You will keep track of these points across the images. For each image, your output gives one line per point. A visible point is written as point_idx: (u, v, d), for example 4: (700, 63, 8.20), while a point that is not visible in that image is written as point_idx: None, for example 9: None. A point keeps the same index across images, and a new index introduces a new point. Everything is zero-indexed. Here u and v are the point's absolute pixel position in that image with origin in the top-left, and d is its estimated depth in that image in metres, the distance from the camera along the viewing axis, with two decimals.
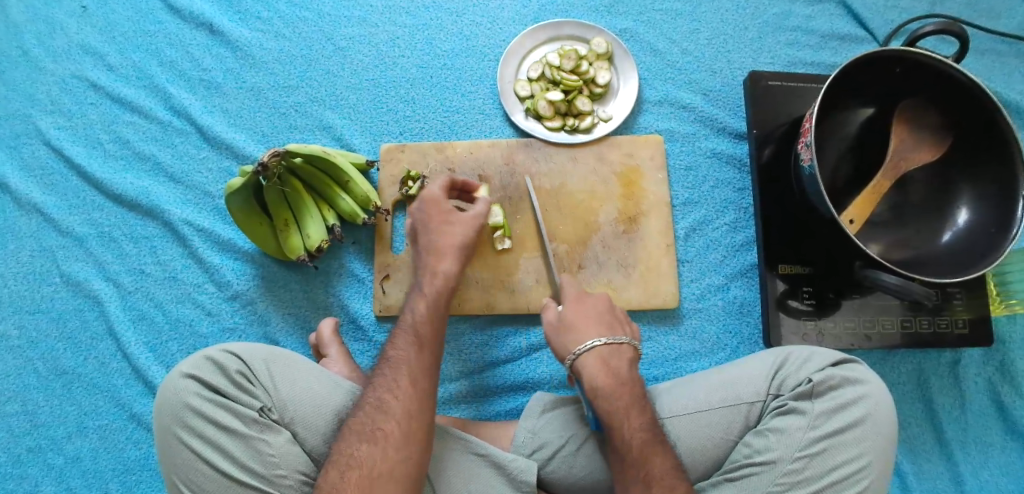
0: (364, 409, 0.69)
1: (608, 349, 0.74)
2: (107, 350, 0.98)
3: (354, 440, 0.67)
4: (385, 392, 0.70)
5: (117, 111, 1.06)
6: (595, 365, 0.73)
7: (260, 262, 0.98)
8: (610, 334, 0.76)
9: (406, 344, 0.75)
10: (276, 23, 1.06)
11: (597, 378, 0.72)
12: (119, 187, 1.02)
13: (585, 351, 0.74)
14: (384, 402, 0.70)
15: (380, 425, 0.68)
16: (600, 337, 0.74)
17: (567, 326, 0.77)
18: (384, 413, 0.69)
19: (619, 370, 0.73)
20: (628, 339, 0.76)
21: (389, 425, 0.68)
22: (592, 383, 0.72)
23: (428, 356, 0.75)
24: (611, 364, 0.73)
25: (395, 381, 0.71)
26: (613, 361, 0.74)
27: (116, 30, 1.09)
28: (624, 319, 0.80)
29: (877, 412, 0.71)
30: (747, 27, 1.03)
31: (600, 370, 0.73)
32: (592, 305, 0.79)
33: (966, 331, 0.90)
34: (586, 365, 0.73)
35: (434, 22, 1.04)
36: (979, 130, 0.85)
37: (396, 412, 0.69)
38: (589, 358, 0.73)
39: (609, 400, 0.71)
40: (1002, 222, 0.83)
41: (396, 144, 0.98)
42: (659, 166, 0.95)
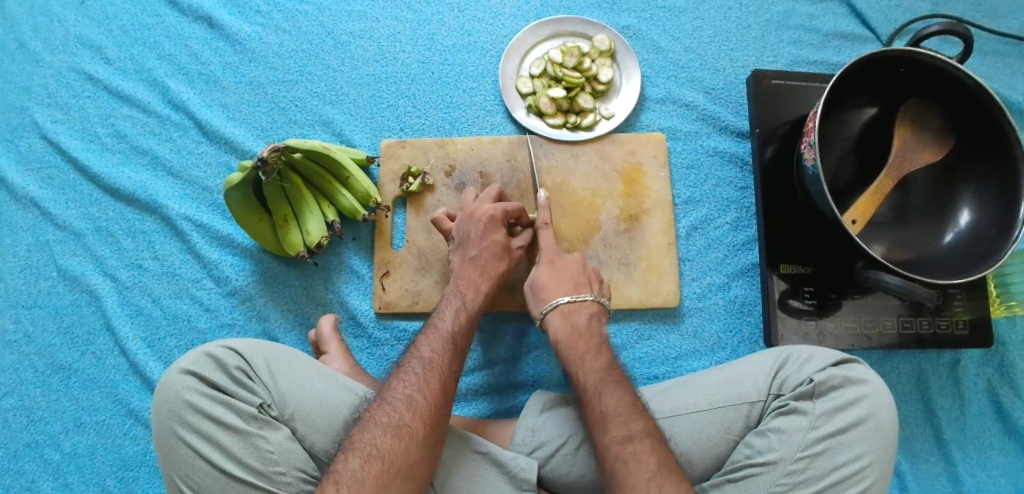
0: (391, 404, 0.69)
1: (571, 305, 0.80)
2: (104, 345, 0.98)
3: (378, 432, 0.67)
4: (404, 389, 0.71)
5: (115, 105, 1.05)
6: (558, 321, 0.79)
7: (259, 258, 0.97)
8: (577, 292, 0.82)
9: (438, 345, 0.75)
10: (275, 17, 1.05)
11: (560, 333, 0.78)
12: (117, 182, 1.01)
13: (551, 309, 0.80)
14: (413, 398, 0.70)
15: (406, 420, 0.68)
16: (566, 295, 0.81)
17: (540, 288, 0.82)
18: (406, 409, 0.69)
19: (581, 323, 0.79)
20: (593, 297, 0.81)
21: (415, 421, 0.68)
22: (554, 336, 0.79)
23: (444, 357, 0.74)
24: (573, 319, 0.79)
25: (424, 380, 0.71)
26: (576, 316, 0.79)
27: (114, 23, 1.08)
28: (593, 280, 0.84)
29: (878, 411, 0.71)
30: (750, 26, 1.03)
31: (563, 325, 0.79)
32: (563, 268, 0.84)
33: (966, 331, 0.90)
34: (552, 321, 0.80)
35: (435, 17, 1.03)
36: (981, 132, 0.85)
37: (418, 408, 0.69)
38: (554, 315, 0.80)
39: (569, 347, 0.76)
40: (1004, 223, 0.83)
41: (396, 139, 0.98)
42: (661, 164, 0.95)
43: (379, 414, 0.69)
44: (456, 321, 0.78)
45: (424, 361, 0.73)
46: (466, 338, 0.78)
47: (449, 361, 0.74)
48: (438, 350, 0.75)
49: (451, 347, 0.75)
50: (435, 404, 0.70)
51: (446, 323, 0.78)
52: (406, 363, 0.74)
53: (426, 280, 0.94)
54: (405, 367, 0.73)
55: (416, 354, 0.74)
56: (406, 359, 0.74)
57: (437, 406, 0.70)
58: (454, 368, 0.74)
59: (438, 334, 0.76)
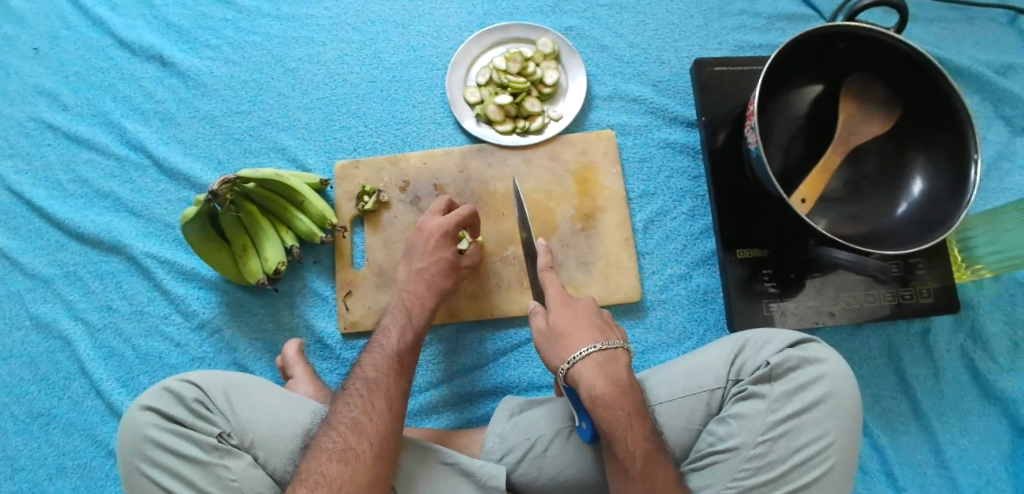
0: (338, 429, 0.70)
1: (604, 356, 0.71)
2: (80, 388, 0.98)
3: (325, 459, 0.67)
4: (358, 411, 0.71)
5: (75, 150, 1.06)
6: (592, 373, 0.70)
7: (224, 289, 0.98)
8: (602, 339, 0.73)
9: (382, 363, 0.76)
10: (225, 50, 1.06)
11: (596, 386, 0.69)
12: (82, 226, 1.02)
13: (580, 360, 0.71)
14: (359, 420, 0.70)
15: (352, 444, 0.68)
16: (595, 343, 0.72)
17: (559, 334, 0.74)
18: (352, 433, 0.69)
19: (617, 375, 0.70)
20: (621, 343, 0.73)
21: (361, 444, 0.69)
22: (590, 391, 0.69)
23: (398, 380, 0.75)
24: (610, 371, 0.70)
25: (370, 401, 0.72)
26: (610, 368, 0.71)
27: (69, 69, 1.09)
28: (609, 324, 0.77)
29: (838, 389, 0.71)
30: (693, 15, 1.03)
31: (601, 379, 0.70)
32: (581, 310, 0.76)
33: (931, 299, 0.89)
34: (584, 374, 0.70)
35: (381, 35, 1.04)
36: (924, 100, 0.86)
37: (366, 431, 0.69)
38: (586, 366, 0.70)
39: (611, 407, 0.68)
40: (956, 187, 0.83)
41: (349, 160, 0.98)
42: (612, 161, 0.95)
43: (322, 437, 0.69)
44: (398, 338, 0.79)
45: (368, 382, 0.74)
46: (412, 354, 0.79)
47: (394, 377, 0.75)
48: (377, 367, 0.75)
49: (396, 365, 0.76)
50: (382, 425, 0.70)
51: (388, 341, 0.79)
52: (351, 385, 0.74)
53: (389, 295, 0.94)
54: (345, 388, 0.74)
55: (360, 376, 0.75)
56: (350, 381, 0.75)
57: (385, 426, 0.71)
58: (399, 384, 0.75)
59: (382, 353, 0.77)
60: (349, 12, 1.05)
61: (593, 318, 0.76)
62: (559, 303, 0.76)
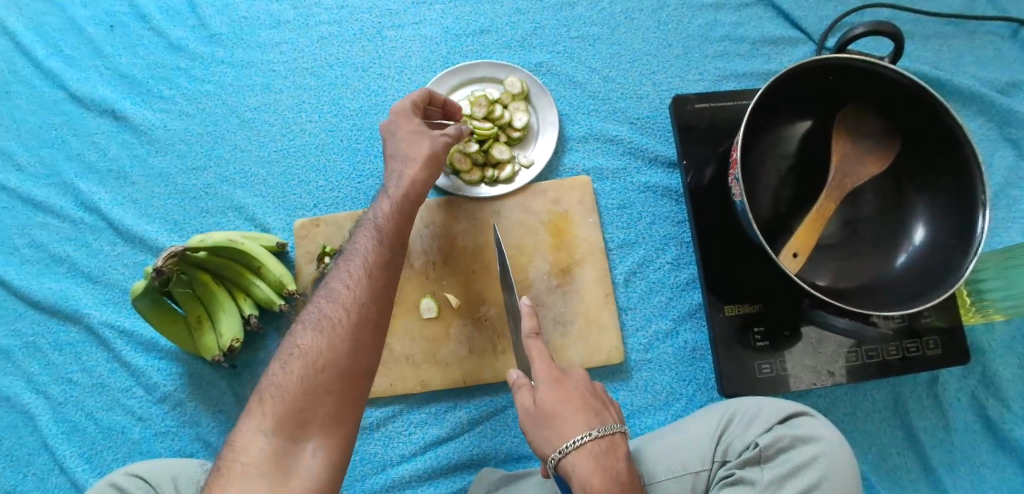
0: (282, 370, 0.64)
1: (600, 445, 0.63)
2: (44, 465, 0.94)
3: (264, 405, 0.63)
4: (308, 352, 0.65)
5: (30, 213, 1.00)
6: (588, 465, 0.62)
7: (186, 359, 0.93)
8: (598, 423, 0.65)
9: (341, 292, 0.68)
10: (179, 101, 1.00)
11: (592, 482, 0.61)
12: (38, 294, 0.97)
13: (573, 449, 0.62)
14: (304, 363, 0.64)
15: (294, 383, 0.63)
16: (589, 431, 0.63)
17: (548, 417, 0.64)
18: (295, 375, 0.64)
19: (615, 468, 0.62)
20: (617, 425, 0.66)
21: (304, 385, 0.63)
22: (583, 487, 0.61)
23: (360, 313, 0.67)
24: (607, 464, 0.62)
25: (319, 336, 0.65)
26: (608, 459, 0.63)
27: (23, 127, 1.02)
28: (604, 402, 0.68)
29: (835, 474, 0.64)
30: (671, 44, 0.96)
31: (597, 474, 0.61)
32: (574, 386, 0.67)
33: (938, 352, 0.81)
34: (576, 466, 0.62)
35: (340, 80, 0.98)
36: (928, 134, 0.76)
37: (308, 375, 0.63)
38: (580, 455, 0.62)
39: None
40: (963, 233, 0.74)
41: (309, 218, 0.93)
42: (589, 209, 0.89)
43: (234, 466, 0.59)
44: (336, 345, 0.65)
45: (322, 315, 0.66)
46: (376, 274, 0.69)
47: (335, 398, 0.63)
48: (306, 383, 0.63)
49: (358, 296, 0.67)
50: (328, 365, 0.64)
51: (335, 311, 0.67)
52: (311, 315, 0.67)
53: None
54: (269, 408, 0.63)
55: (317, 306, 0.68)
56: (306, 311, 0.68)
57: (332, 364, 0.64)
58: (338, 402, 0.63)
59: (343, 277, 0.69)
60: (305, 55, 0.99)
61: (588, 396, 0.67)
62: (547, 379, 0.66)
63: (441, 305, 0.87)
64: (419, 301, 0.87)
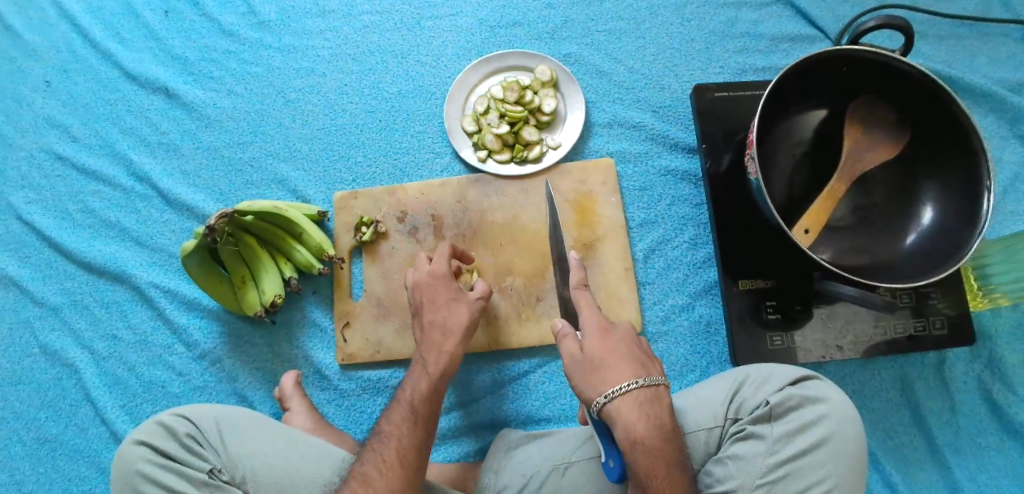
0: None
1: (644, 394, 0.67)
2: (86, 416, 0.99)
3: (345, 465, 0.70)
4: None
5: (83, 181, 1.07)
6: (634, 414, 0.66)
7: (225, 319, 0.99)
8: (644, 374, 0.69)
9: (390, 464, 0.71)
10: (228, 82, 1.07)
11: (637, 428, 0.65)
12: (87, 255, 1.03)
13: (618, 395, 0.67)
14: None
15: None
16: (636, 379, 0.67)
17: (596, 364, 0.69)
18: None
19: (658, 415, 0.67)
20: (660, 378, 0.69)
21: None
22: (631, 431, 0.65)
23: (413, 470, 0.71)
24: (650, 411, 0.67)
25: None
26: (651, 407, 0.67)
27: (79, 101, 1.10)
28: (648, 357, 0.72)
29: (841, 434, 0.67)
30: (694, 39, 1.02)
31: (641, 421, 0.66)
32: (619, 338, 0.71)
33: (944, 331, 0.84)
34: (620, 412, 0.66)
35: (380, 65, 1.05)
36: (935, 123, 0.80)
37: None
38: (626, 404, 0.67)
39: (648, 452, 0.65)
40: (968, 215, 0.78)
41: (349, 191, 0.99)
42: (612, 189, 0.94)
43: None
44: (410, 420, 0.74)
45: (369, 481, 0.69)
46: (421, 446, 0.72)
47: (405, 472, 0.70)
48: None
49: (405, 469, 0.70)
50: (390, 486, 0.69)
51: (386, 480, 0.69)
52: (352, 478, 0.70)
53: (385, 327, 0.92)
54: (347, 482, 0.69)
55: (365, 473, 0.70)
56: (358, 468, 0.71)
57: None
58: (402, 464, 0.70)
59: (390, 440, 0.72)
60: (349, 43, 1.06)
61: (633, 349, 0.72)
62: (594, 331, 0.71)
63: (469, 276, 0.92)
64: None
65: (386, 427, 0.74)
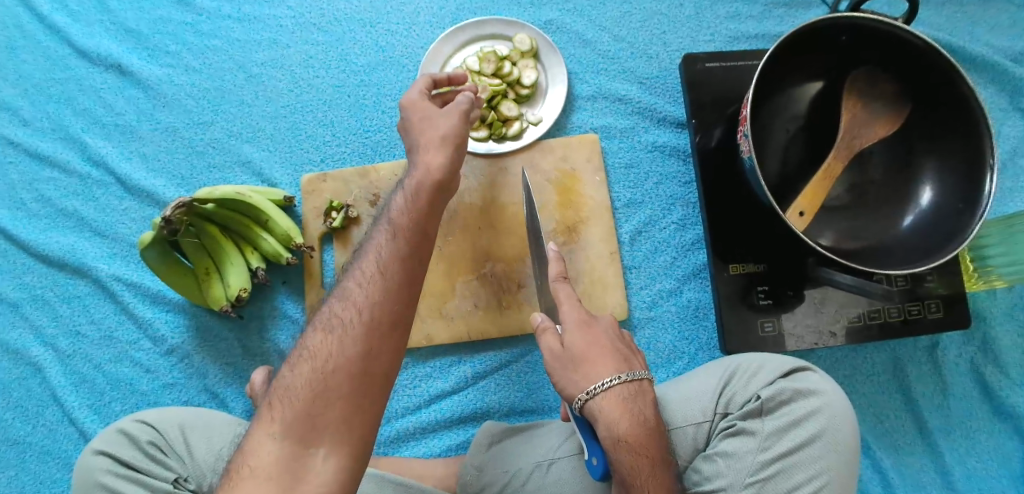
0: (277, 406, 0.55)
1: (628, 389, 0.65)
2: (53, 416, 0.95)
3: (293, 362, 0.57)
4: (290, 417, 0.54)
5: (36, 168, 1.00)
6: (617, 410, 0.63)
7: (193, 312, 0.94)
8: (626, 369, 0.66)
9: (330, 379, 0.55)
10: (185, 56, 1.00)
11: (621, 425, 0.63)
12: (44, 248, 0.97)
13: (599, 393, 0.63)
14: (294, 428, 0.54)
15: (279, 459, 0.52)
16: (618, 374, 0.64)
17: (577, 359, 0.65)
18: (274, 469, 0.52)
19: (642, 412, 0.64)
20: (644, 373, 0.67)
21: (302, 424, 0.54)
22: (616, 431, 0.62)
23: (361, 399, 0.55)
24: (634, 407, 0.64)
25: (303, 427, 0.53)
26: (635, 403, 0.65)
27: (27, 81, 1.01)
28: (632, 350, 0.69)
29: (834, 428, 0.65)
30: (683, 4, 0.95)
31: (625, 418, 0.63)
32: (601, 332, 0.68)
33: (941, 314, 0.81)
34: (603, 409, 0.63)
35: (348, 35, 0.97)
36: (938, 97, 0.75)
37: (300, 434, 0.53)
38: (610, 400, 0.63)
39: (636, 453, 0.62)
40: (969, 196, 0.74)
41: (316, 173, 0.93)
42: (596, 169, 0.89)
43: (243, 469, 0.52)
44: (368, 292, 0.58)
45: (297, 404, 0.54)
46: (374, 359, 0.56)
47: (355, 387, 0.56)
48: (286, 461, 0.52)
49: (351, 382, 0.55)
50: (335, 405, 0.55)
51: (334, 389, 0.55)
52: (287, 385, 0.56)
53: None
54: (243, 480, 0.51)
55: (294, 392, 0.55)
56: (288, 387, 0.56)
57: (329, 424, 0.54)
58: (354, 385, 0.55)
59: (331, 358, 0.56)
60: (312, 11, 0.98)
61: (617, 342, 0.69)
62: (576, 325, 0.67)
63: (447, 264, 0.87)
64: None
65: (348, 299, 0.58)
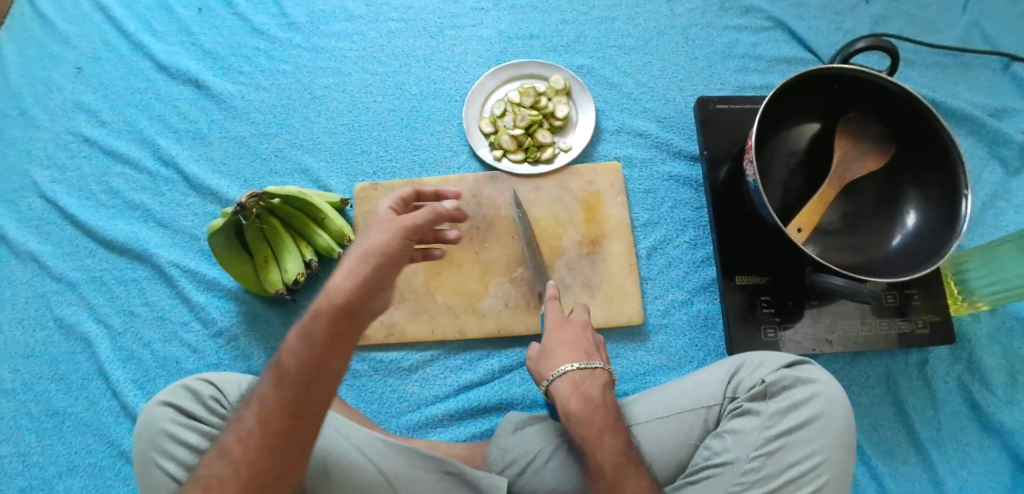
0: None
1: (581, 373, 0.75)
2: (97, 389, 1.01)
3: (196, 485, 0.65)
4: None
5: (108, 163, 1.11)
6: (566, 390, 0.74)
7: (243, 299, 1.03)
8: (584, 358, 0.77)
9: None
10: (256, 76, 1.14)
11: (569, 402, 0.74)
12: (110, 233, 1.07)
13: (558, 376, 0.75)
14: None
15: None
16: (575, 361, 0.76)
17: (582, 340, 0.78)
18: None
19: (593, 394, 0.74)
20: (601, 362, 0.77)
21: None
22: (564, 407, 0.74)
23: None
24: (584, 388, 0.74)
25: None
26: (587, 385, 0.75)
27: (109, 88, 1.15)
28: (597, 346, 0.81)
29: (830, 410, 0.72)
30: (697, 58, 1.10)
31: (574, 397, 0.74)
32: (571, 332, 0.80)
33: (927, 331, 0.90)
34: (559, 391, 0.75)
35: (404, 67, 1.11)
36: (915, 137, 0.88)
37: None
38: (562, 382, 0.75)
39: (582, 424, 0.72)
40: (949, 220, 0.85)
41: (369, 182, 1.05)
42: (618, 191, 1.00)
43: None
44: (252, 448, 0.65)
45: None
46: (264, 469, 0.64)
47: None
48: None
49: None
50: None
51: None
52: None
53: (398, 311, 0.96)
54: None
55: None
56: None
57: None
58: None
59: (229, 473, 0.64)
60: (373, 46, 1.13)
61: (584, 340, 0.80)
62: (553, 324, 0.80)
63: (482, 266, 0.97)
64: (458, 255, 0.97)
65: (242, 422, 0.67)
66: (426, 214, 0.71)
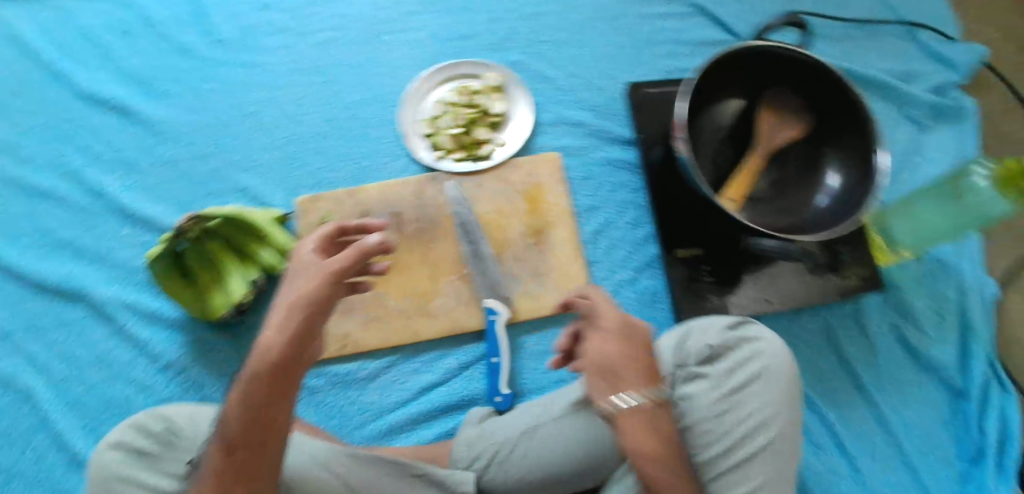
0: None
1: (624, 330, 0.72)
2: (41, 440, 0.96)
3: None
4: None
5: (34, 201, 1.07)
6: (602, 349, 0.71)
7: (190, 325, 1.00)
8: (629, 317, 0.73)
9: None
10: (185, 98, 1.11)
11: (609, 359, 0.70)
12: (42, 275, 1.02)
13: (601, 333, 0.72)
14: None
15: None
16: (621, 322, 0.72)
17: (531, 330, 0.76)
18: None
19: (641, 351, 0.71)
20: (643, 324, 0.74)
21: None
22: (603, 363, 0.70)
23: None
24: (624, 346, 0.71)
25: None
26: (627, 343, 0.71)
27: (29, 123, 1.10)
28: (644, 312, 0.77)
29: (774, 365, 0.74)
30: (625, 46, 1.13)
31: (615, 354, 0.70)
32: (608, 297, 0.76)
33: (858, 283, 0.94)
34: (597, 347, 0.71)
35: (337, 77, 1.11)
36: (831, 106, 0.93)
37: None
38: (602, 341, 0.71)
39: (620, 382, 0.69)
40: (866, 177, 0.88)
41: (310, 195, 1.03)
42: (558, 180, 1.02)
43: None
44: None
45: None
46: None
47: None
48: None
49: None
50: None
51: None
52: None
53: (351, 320, 0.95)
54: None
55: None
56: None
57: None
58: None
59: None
60: (304, 56, 1.12)
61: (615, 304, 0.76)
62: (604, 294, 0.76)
63: (431, 265, 0.97)
64: (406, 257, 0.97)
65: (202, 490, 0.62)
66: (354, 252, 0.66)
